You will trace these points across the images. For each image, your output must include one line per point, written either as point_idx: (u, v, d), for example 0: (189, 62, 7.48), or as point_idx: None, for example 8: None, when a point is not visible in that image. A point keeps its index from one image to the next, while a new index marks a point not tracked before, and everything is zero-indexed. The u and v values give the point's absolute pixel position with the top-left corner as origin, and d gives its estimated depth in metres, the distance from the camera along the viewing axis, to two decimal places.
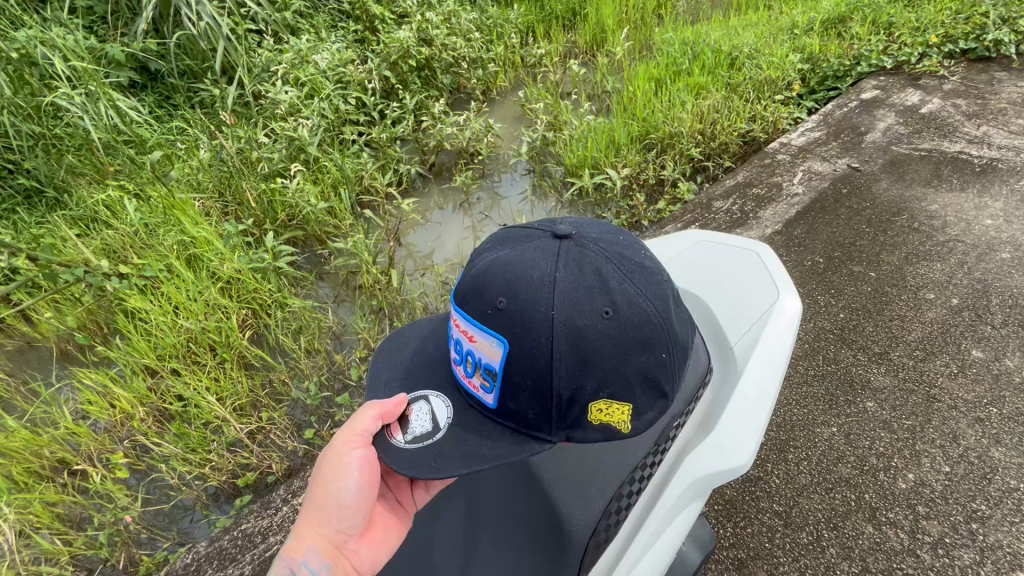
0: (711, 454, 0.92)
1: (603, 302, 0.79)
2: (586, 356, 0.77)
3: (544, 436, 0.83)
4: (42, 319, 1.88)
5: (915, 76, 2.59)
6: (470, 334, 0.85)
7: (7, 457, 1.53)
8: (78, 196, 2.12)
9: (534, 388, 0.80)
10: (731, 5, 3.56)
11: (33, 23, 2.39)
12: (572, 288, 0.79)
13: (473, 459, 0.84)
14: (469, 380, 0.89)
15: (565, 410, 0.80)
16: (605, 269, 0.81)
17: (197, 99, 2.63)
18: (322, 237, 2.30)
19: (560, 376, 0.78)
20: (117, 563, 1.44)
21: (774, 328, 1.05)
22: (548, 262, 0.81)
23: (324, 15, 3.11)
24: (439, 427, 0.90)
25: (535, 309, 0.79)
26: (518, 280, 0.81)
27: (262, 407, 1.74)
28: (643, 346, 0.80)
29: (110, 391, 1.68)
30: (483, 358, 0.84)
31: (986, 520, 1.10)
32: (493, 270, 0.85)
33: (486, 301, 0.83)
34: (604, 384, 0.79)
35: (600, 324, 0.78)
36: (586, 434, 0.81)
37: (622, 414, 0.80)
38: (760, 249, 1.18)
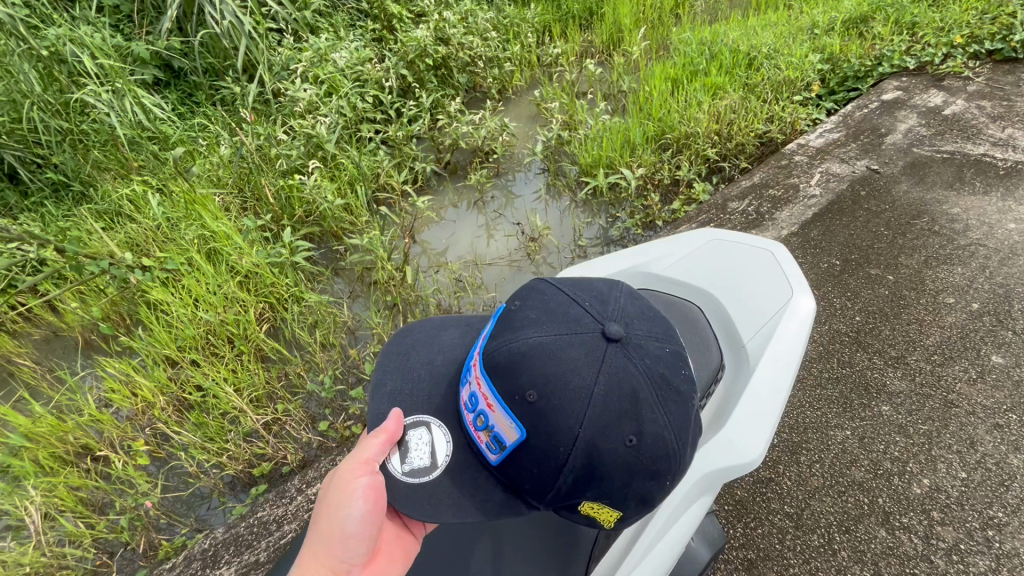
0: (722, 451, 0.96)
1: (631, 430, 0.74)
2: (595, 470, 0.74)
3: (533, 504, 0.83)
4: (68, 309, 1.93)
5: (938, 77, 2.55)
6: (490, 402, 0.81)
7: (35, 442, 1.58)
8: (104, 190, 2.19)
9: (538, 475, 0.78)
10: (750, 5, 3.53)
11: (62, 21, 2.46)
12: (603, 410, 0.73)
13: (465, 511, 0.88)
14: (475, 430, 0.87)
15: (558, 499, 0.79)
16: (642, 393, 0.75)
17: (219, 97, 2.68)
18: (338, 234, 2.33)
19: (563, 478, 0.76)
20: (137, 547, 1.49)
21: (787, 326, 1.07)
22: (589, 369, 0.75)
23: (343, 14, 3.15)
24: (438, 464, 0.92)
25: (564, 416, 0.74)
26: (555, 379, 0.75)
27: (278, 399, 1.78)
28: (655, 475, 0.76)
29: (133, 380, 1.73)
30: (497, 428, 0.82)
31: (1003, 527, 1.09)
32: (533, 352, 0.78)
33: (517, 387, 0.77)
34: (603, 495, 0.76)
35: (620, 450, 0.74)
36: (571, 515, 0.81)
37: (610, 516, 0.80)
38: (774, 248, 1.19)
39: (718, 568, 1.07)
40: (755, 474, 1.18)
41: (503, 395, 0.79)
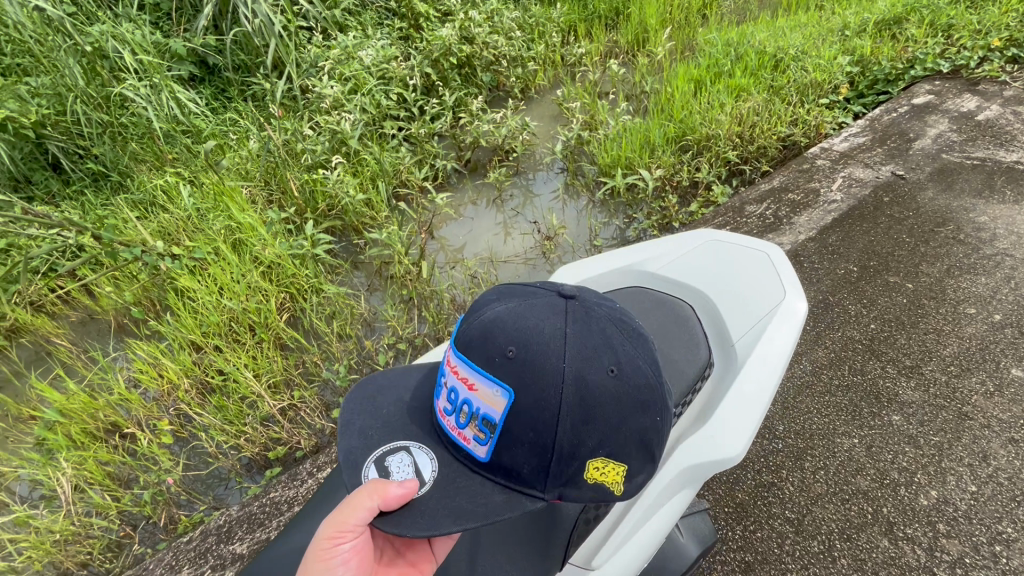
0: (702, 447, 0.95)
1: (609, 359, 0.76)
2: (590, 411, 0.74)
3: (536, 493, 0.76)
4: (103, 293, 2.04)
5: (973, 81, 2.47)
6: (470, 382, 0.79)
7: (69, 418, 1.68)
8: (140, 181, 2.29)
9: (534, 442, 0.74)
10: (781, 5, 3.47)
11: (106, 19, 2.58)
12: (580, 344, 0.76)
13: (463, 515, 0.77)
14: (460, 432, 0.82)
15: (563, 465, 0.74)
16: (610, 330, 0.79)
17: (250, 93, 2.78)
18: (359, 228, 2.39)
19: (563, 430, 0.73)
20: (158, 521, 1.56)
21: (778, 327, 1.06)
22: (556, 318, 0.79)
23: (371, 13, 3.22)
24: (426, 480, 0.83)
25: (545, 357, 0.75)
26: (528, 330, 0.77)
27: (294, 386, 1.84)
28: (644, 407, 0.77)
29: (160, 362, 1.82)
30: (483, 407, 0.78)
31: (1012, 543, 1.06)
32: (503, 316, 0.81)
33: (494, 349, 0.78)
34: (605, 443, 0.74)
35: (606, 380, 0.75)
36: (580, 493, 0.76)
37: (618, 475, 0.76)
38: (771, 251, 1.20)
39: (714, 569, 1.07)
40: (757, 478, 1.18)
41: (481, 362, 0.78)
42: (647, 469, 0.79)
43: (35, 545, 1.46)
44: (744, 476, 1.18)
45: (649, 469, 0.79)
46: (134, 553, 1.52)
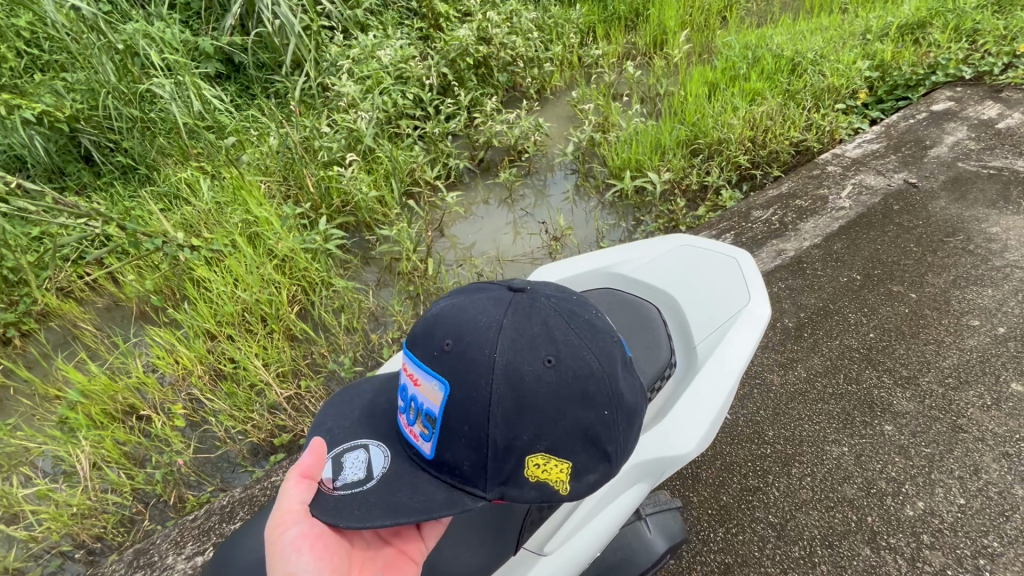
0: (655, 443, 0.97)
1: (546, 350, 0.78)
2: (523, 403, 0.75)
3: (478, 492, 0.78)
4: (126, 281, 2.13)
5: (996, 88, 2.42)
6: (416, 378, 0.84)
7: (91, 399, 1.77)
8: (165, 174, 2.39)
9: (470, 436, 0.77)
10: (803, 8, 3.42)
11: (139, 18, 2.69)
12: (515, 335, 0.79)
13: (399, 510, 0.78)
14: (411, 429, 0.86)
15: (500, 460, 0.76)
16: (552, 322, 0.82)
17: (273, 90, 2.86)
18: (370, 224, 2.45)
19: (495, 424, 0.76)
20: (169, 499, 1.64)
21: (739, 330, 1.07)
22: (496, 310, 0.82)
23: (392, 12, 3.28)
24: (373, 475, 0.85)
25: (479, 349, 0.78)
26: (467, 325, 0.81)
27: (302, 376, 1.90)
28: (586, 400, 0.77)
29: (176, 349, 1.90)
30: (426, 404, 0.82)
31: (997, 557, 1.05)
32: (447, 311, 0.85)
33: (435, 343, 0.83)
34: (541, 436, 0.76)
35: (541, 371, 0.77)
36: (521, 493, 0.77)
37: (561, 473, 0.77)
38: (739, 256, 1.20)
39: (694, 568, 1.09)
40: (743, 483, 1.19)
41: (423, 359, 0.83)
42: (594, 467, 0.78)
43: (54, 517, 1.54)
44: (730, 480, 1.19)
45: (600, 467, 0.80)
46: (144, 529, 1.60)
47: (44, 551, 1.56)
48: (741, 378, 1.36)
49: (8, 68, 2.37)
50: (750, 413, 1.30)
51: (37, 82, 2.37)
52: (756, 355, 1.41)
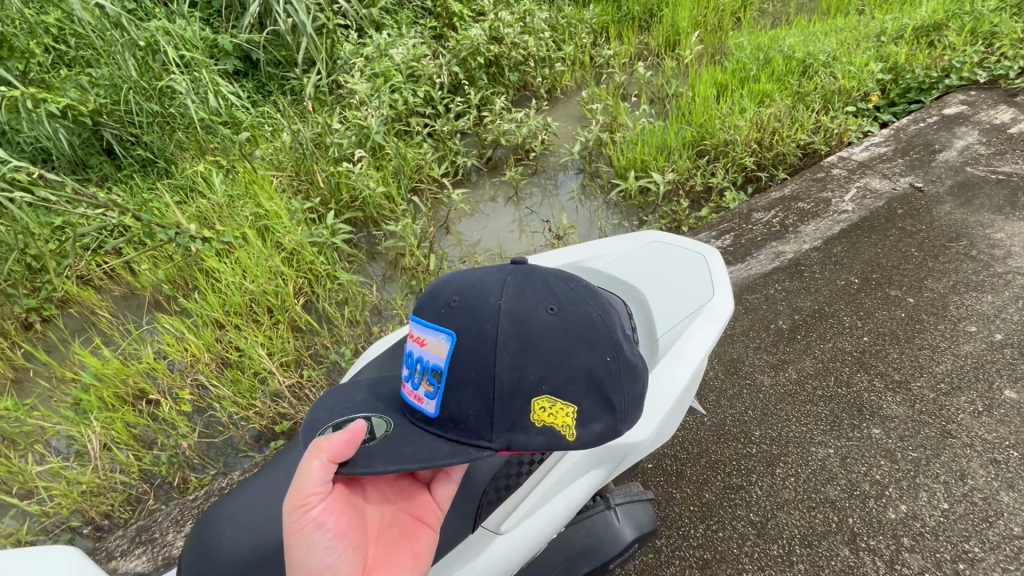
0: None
1: (549, 300, 0.83)
2: (529, 345, 0.79)
3: (484, 443, 0.78)
4: (141, 270, 2.20)
5: (1011, 93, 2.38)
6: (422, 338, 0.86)
7: (103, 382, 1.84)
8: (182, 168, 2.46)
9: (476, 383, 0.79)
10: (820, 9, 3.38)
11: (161, 16, 2.77)
12: (518, 289, 0.84)
13: (403, 458, 0.78)
14: (414, 394, 0.85)
15: (506, 404, 0.78)
16: (552, 282, 0.88)
17: (289, 87, 2.93)
18: (377, 219, 2.49)
19: (503, 364, 0.78)
20: (173, 480, 1.70)
21: (700, 325, 1.03)
22: (499, 272, 0.89)
23: (407, 11, 3.32)
24: (376, 437, 0.83)
25: (485, 299, 0.83)
26: (472, 283, 0.86)
27: (305, 365, 1.95)
28: (590, 345, 0.81)
29: (185, 337, 1.96)
30: (432, 359, 0.83)
31: (976, 562, 1.05)
32: (451, 278, 0.91)
33: (441, 302, 0.87)
34: (547, 378, 0.78)
35: (545, 317, 0.81)
36: (528, 438, 0.78)
37: (567, 417, 0.78)
38: (708, 252, 1.14)
39: (671, 563, 1.11)
40: (726, 481, 1.20)
41: (430, 319, 0.86)
42: (600, 417, 0.80)
43: (65, 494, 1.61)
44: (713, 478, 1.20)
45: (605, 416, 0.81)
46: (149, 508, 1.66)
47: (54, 526, 1.62)
48: (731, 379, 1.37)
49: (36, 62, 2.45)
50: (738, 413, 1.31)
51: (62, 77, 2.45)
52: (748, 356, 1.41)
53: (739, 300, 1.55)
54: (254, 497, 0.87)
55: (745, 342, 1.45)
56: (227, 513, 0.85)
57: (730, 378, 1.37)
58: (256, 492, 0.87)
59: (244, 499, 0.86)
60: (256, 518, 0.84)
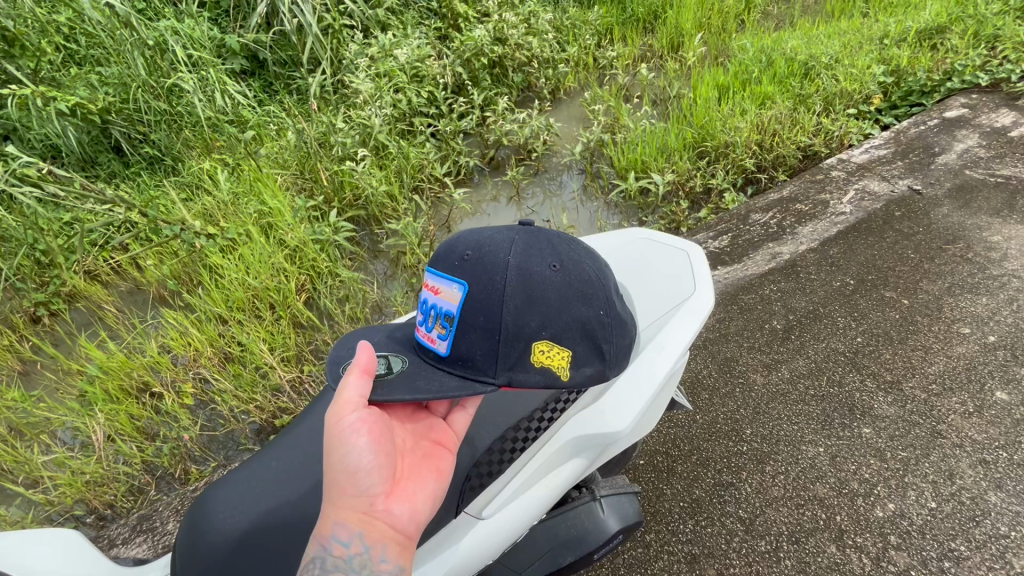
0: (588, 421, 0.96)
1: (552, 258, 0.89)
2: (533, 295, 0.85)
3: (487, 379, 0.85)
4: (147, 266, 2.24)
5: (1013, 96, 2.37)
6: (436, 287, 0.91)
7: (108, 374, 1.87)
8: (188, 165, 2.50)
9: (484, 326, 0.85)
10: (825, 12, 3.37)
11: (170, 16, 2.81)
12: (526, 245, 0.89)
13: (418, 389, 0.85)
14: (427, 335, 0.92)
15: (509, 346, 0.84)
16: (555, 240, 0.93)
17: (294, 87, 2.96)
18: (379, 218, 2.51)
19: (508, 310, 0.84)
20: (175, 472, 1.73)
21: (680, 320, 1.02)
22: (509, 230, 0.94)
23: (413, 12, 3.34)
24: (393, 370, 0.90)
25: (495, 254, 0.88)
26: (484, 238, 0.91)
27: (305, 361, 1.97)
28: (586, 299, 0.87)
29: (189, 331, 1.99)
30: (444, 306, 0.89)
31: (961, 560, 1.06)
32: (464, 234, 0.96)
33: (455, 255, 0.92)
34: (547, 324, 0.84)
35: (548, 273, 0.87)
36: (527, 377, 0.84)
37: (563, 360, 0.84)
38: (692, 250, 1.13)
39: (660, 557, 1.12)
40: (717, 477, 1.21)
41: (444, 270, 0.92)
42: (593, 363, 0.86)
43: (69, 483, 1.64)
44: (704, 474, 1.22)
45: (597, 362, 0.87)
46: (150, 498, 1.69)
47: (58, 515, 1.65)
48: (724, 377, 1.39)
49: (47, 61, 2.49)
50: (731, 411, 1.32)
51: (73, 76, 2.49)
52: (742, 355, 1.43)
53: (734, 300, 1.56)
54: (249, 483, 0.89)
55: (739, 341, 1.46)
56: (220, 499, 0.87)
57: (722, 376, 1.38)
58: (249, 478, 0.89)
59: (237, 484, 0.89)
60: (250, 501, 0.86)
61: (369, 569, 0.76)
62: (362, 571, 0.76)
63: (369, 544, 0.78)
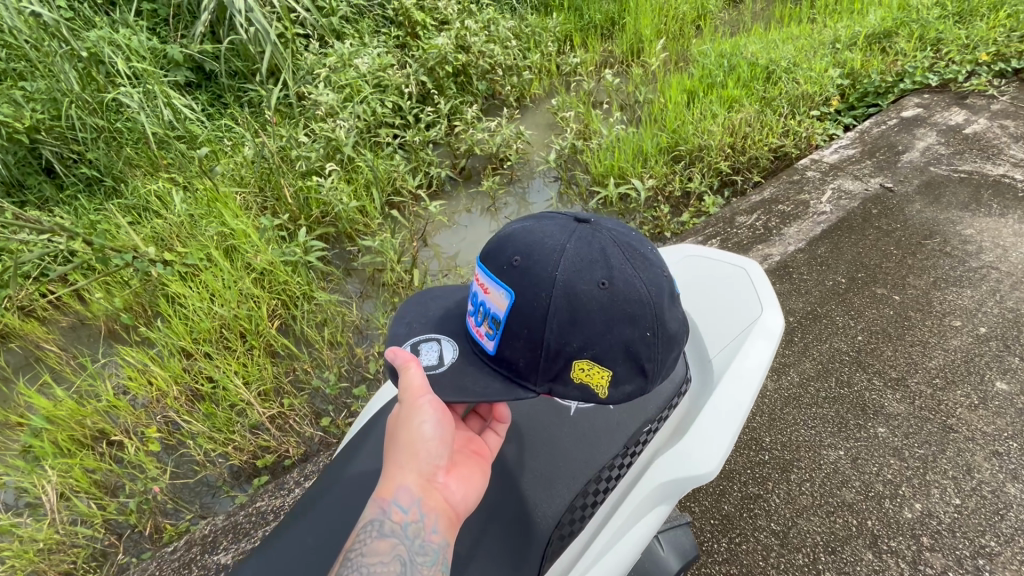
0: (673, 462, 0.89)
1: (602, 273, 0.81)
2: (576, 315, 0.79)
3: (529, 386, 0.84)
4: (93, 299, 2.01)
5: (961, 95, 2.50)
6: (486, 286, 0.88)
7: (55, 425, 1.65)
8: (133, 186, 2.27)
9: (528, 338, 0.82)
10: (774, 17, 3.50)
11: (103, 25, 2.57)
12: (576, 258, 0.81)
13: (465, 392, 0.86)
14: (477, 329, 0.91)
15: (550, 362, 0.81)
16: (610, 250, 0.83)
17: (246, 99, 2.76)
18: (352, 235, 2.38)
19: (551, 329, 0.80)
20: (144, 530, 1.54)
21: (754, 342, 1.01)
22: (562, 234, 0.85)
23: (369, 20, 3.20)
24: (444, 363, 0.92)
25: (542, 269, 0.82)
26: (535, 244, 0.84)
27: (284, 393, 1.82)
28: (631, 319, 0.79)
29: (149, 369, 1.79)
30: (493, 308, 0.86)
31: (995, 557, 1.09)
32: (517, 232, 0.88)
33: (504, 258, 0.86)
34: (588, 344, 0.79)
35: (596, 291, 0.79)
36: (566, 391, 0.82)
37: (602, 378, 0.80)
38: (748, 265, 1.14)
39: None
40: (744, 490, 1.21)
41: (493, 270, 0.87)
42: (635, 381, 0.81)
43: (18, 554, 1.43)
44: (730, 489, 1.21)
45: (638, 380, 0.82)
46: (118, 563, 1.50)
47: None
48: None
49: None
50: (747, 419, 1.32)
51: None
52: None
53: None
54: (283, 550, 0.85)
55: None
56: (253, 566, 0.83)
57: None
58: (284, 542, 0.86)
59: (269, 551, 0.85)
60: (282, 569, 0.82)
61: (421, 537, 0.81)
62: (414, 539, 0.81)
63: (425, 512, 0.83)
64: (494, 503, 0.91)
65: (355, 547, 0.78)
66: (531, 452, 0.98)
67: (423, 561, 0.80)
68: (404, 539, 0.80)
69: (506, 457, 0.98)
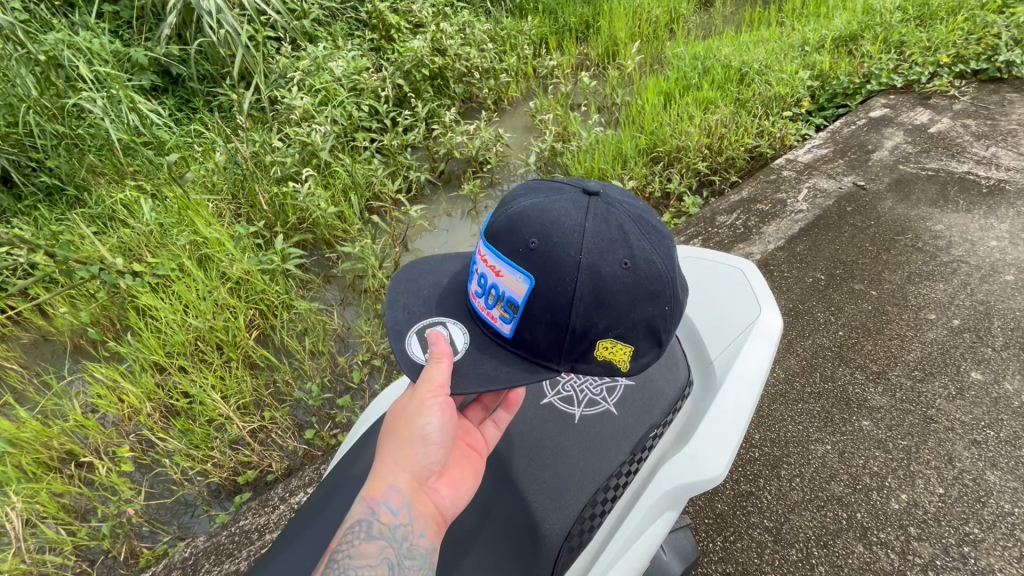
0: (682, 467, 0.89)
1: (623, 252, 0.80)
2: (601, 297, 0.79)
3: (553, 366, 0.84)
4: (57, 313, 1.91)
5: (925, 95, 2.60)
6: (497, 269, 0.85)
7: (19, 447, 1.55)
8: (98, 195, 2.17)
9: (551, 322, 0.81)
10: (743, 21, 3.57)
11: (61, 27, 2.46)
12: (597, 238, 0.80)
13: (488, 378, 0.86)
14: (488, 312, 0.89)
15: (575, 344, 0.81)
16: (627, 227, 0.83)
17: (216, 104, 2.67)
18: (331, 241, 2.33)
19: (576, 312, 0.79)
20: (118, 555, 1.47)
21: (753, 343, 1.02)
22: (578, 213, 0.83)
23: (341, 23, 3.15)
24: (459, 350, 0.90)
25: (563, 252, 0.80)
26: (552, 224, 0.82)
27: (265, 407, 1.76)
28: (652, 296, 0.81)
29: (120, 385, 1.71)
30: (508, 291, 0.84)
31: (978, 544, 1.12)
32: (529, 211, 0.85)
33: (520, 240, 0.83)
34: (613, 325, 0.80)
35: (619, 272, 0.79)
36: (590, 368, 0.83)
37: (624, 354, 0.82)
38: (745, 266, 1.15)
39: None
40: (735, 488, 1.22)
41: (506, 252, 0.84)
42: (653, 352, 0.84)
43: None
44: (722, 487, 1.23)
45: (655, 351, 0.85)
46: None
47: None
48: None
49: None
50: None
51: None
52: None
53: None
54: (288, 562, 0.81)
55: None
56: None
57: None
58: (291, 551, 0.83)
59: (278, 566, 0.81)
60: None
61: (410, 541, 0.82)
62: (403, 542, 0.82)
63: (415, 516, 0.85)
64: (493, 509, 0.91)
65: (342, 548, 0.79)
66: (537, 461, 0.96)
67: (411, 564, 0.81)
68: (393, 541, 0.82)
69: (507, 466, 0.97)
